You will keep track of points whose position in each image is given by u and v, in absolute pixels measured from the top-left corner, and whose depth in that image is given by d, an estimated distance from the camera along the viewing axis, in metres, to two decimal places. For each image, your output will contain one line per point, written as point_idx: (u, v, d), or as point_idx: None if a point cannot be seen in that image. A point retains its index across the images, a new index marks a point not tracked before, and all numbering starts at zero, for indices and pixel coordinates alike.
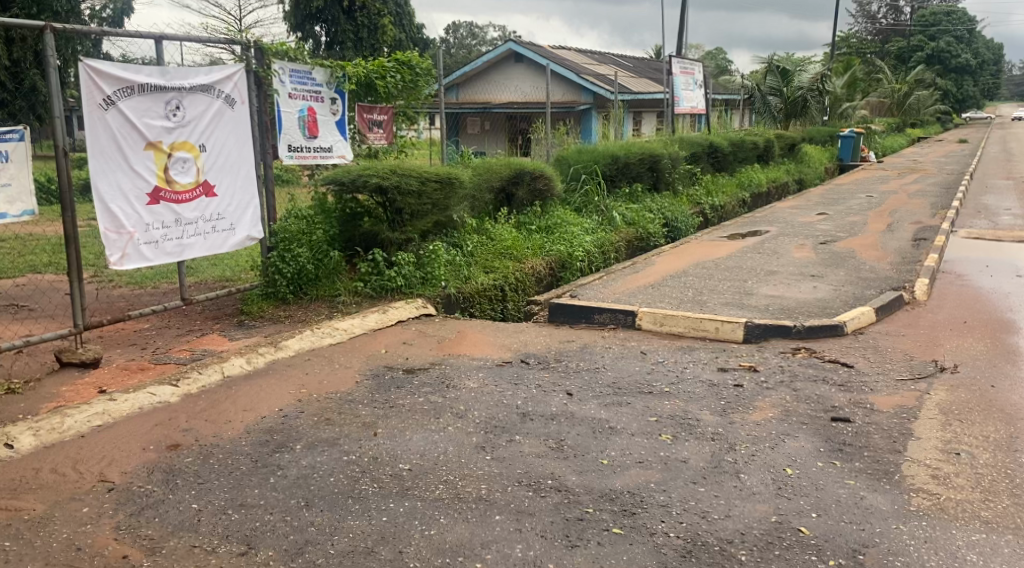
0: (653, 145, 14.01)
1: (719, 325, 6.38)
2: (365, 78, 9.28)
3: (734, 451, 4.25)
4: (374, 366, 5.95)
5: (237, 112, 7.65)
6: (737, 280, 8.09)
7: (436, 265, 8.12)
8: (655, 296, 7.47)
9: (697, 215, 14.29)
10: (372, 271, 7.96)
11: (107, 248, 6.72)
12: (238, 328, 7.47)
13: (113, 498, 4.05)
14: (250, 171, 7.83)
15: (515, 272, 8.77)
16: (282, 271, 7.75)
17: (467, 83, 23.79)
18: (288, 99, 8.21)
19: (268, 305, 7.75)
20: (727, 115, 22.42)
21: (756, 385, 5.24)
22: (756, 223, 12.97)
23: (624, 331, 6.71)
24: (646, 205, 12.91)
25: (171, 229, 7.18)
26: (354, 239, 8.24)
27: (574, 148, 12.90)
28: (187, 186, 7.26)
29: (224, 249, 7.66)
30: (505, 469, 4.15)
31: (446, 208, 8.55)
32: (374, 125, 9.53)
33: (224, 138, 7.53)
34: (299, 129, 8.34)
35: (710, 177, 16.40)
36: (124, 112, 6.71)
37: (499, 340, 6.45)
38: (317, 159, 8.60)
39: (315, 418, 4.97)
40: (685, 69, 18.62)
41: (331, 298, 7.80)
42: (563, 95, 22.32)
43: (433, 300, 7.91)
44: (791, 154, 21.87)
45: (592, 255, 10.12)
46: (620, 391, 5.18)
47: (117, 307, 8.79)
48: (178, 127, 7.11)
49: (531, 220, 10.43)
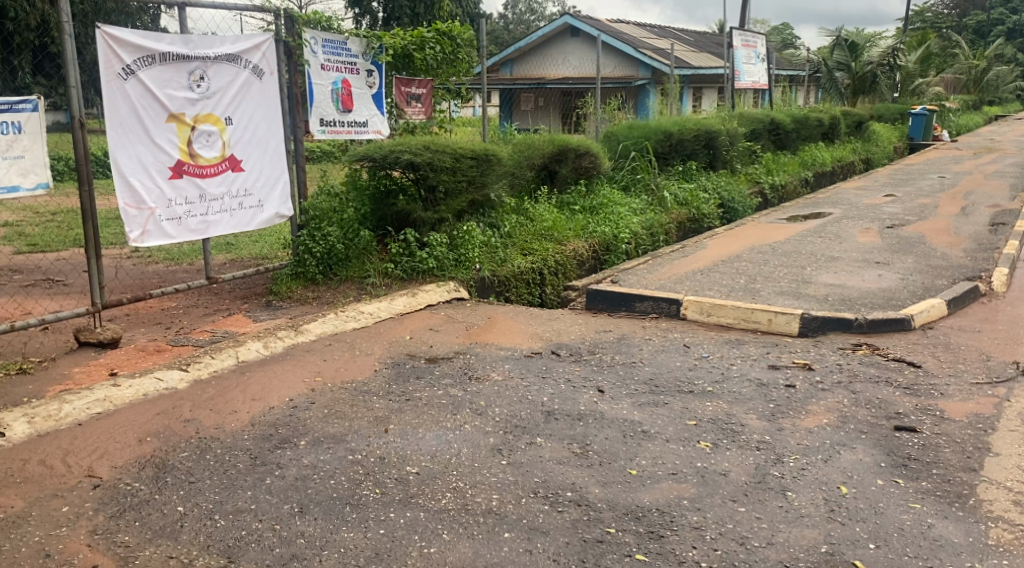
0: (709, 121, 13.36)
1: (771, 317, 5.88)
2: (403, 49, 8.93)
3: (781, 464, 3.77)
4: (397, 354, 5.61)
5: (265, 84, 7.35)
6: (794, 266, 7.53)
7: (470, 246, 7.75)
8: (704, 283, 6.98)
9: (756, 195, 13.63)
10: (403, 252, 7.59)
11: (127, 224, 6.46)
12: (264, 309, 7.18)
13: (97, 497, 3.75)
14: (279, 146, 7.54)
15: (553, 253, 8.37)
16: (311, 250, 7.53)
17: (522, 59, 23.28)
18: (320, 71, 7.87)
19: (295, 284, 7.49)
20: (792, 91, 21.50)
21: (811, 385, 4.74)
22: (818, 205, 12.29)
23: (667, 321, 6.28)
24: (701, 184, 12.31)
25: (195, 205, 6.91)
26: (386, 219, 7.88)
27: (626, 124, 12.37)
28: (212, 160, 6.99)
29: (252, 226, 7.38)
30: (521, 477, 3.73)
31: (483, 185, 8.19)
32: (412, 98, 9.17)
33: (251, 111, 7.24)
34: (333, 103, 8.01)
35: (770, 156, 15.68)
36: (144, 82, 6.44)
37: (531, 328, 6.11)
38: (352, 134, 8.27)
39: (325, 411, 4.62)
40: (747, 42, 17.83)
41: (360, 278, 7.45)
42: (619, 70, 21.69)
43: (466, 283, 7.53)
44: (858, 132, 20.89)
45: (639, 237, 9.66)
46: (657, 390, 4.75)
47: (149, 285, 8.60)
48: (201, 98, 6.84)
49: (575, 200, 9.97)
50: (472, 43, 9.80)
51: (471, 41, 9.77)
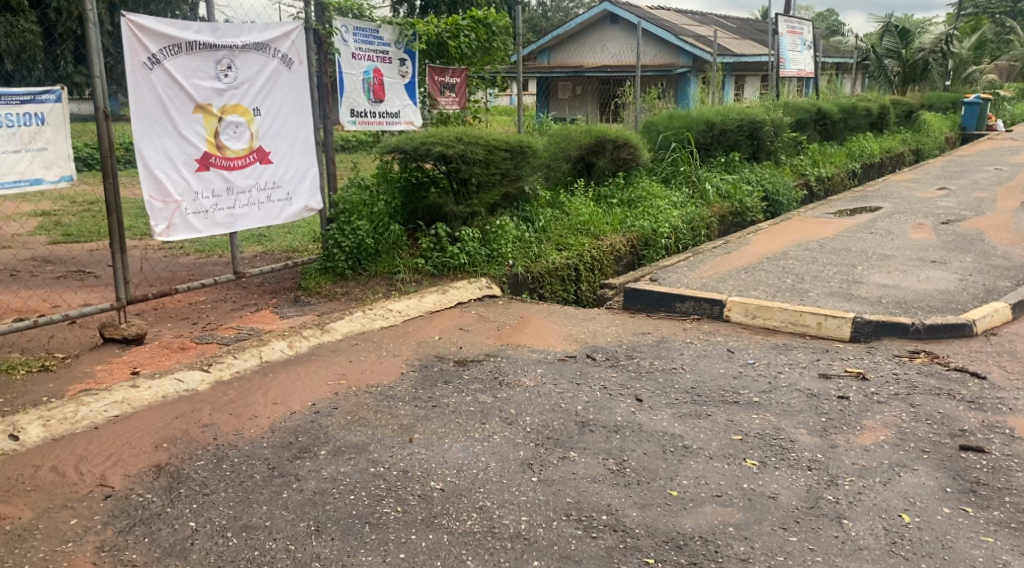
0: (753, 111, 12.95)
1: (821, 321, 5.64)
2: (437, 37, 8.71)
3: (835, 487, 3.51)
4: (427, 355, 5.41)
5: (295, 73, 7.17)
6: (843, 264, 7.22)
7: (503, 241, 7.53)
8: (748, 283, 6.71)
9: (801, 187, 13.21)
10: (434, 247, 7.41)
11: (152, 218, 6.31)
12: (292, 306, 7.00)
13: (108, 509, 3.56)
14: (308, 137, 7.35)
15: (590, 249, 8.10)
16: (340, 244, 7.36)
17: (560, 47, 22.94)
18: (351, 59, 7.67)
19: (324, 280, 7.34)
20: (838, 80, 20.94)
21: (865, 397, 4.46)
22: (867, 198, 11.85)
23: (710, 323, 6.06)
24: (744, 175, 11.93)
25: (222, 198, 6.74)
26: (417, 213, 7.70)
27: (666, 114, 12.05)
28: (239, 152, 6.81)
29: (280, 220, 7.20)
30: (552, 497, 3.50)
31: (517, 177, 7.95)
32: (446, 88, 8.94)
33: (279, 102, 7.06)
34: (364, 92, 7.82)
35: (816, 147, 15.22)
36: (170, 72, 6.27)
37: (566, 330, 5.94)
38: (384, 125, 8.09)
39: (349, 417, 4.40)
40: (793, 29, 17.33)
41: (390, 274, 7.27)
42: (659, 58, 21.27)
43: (499, 280, 7.31)
44: (908, 122, 20.29)
45: (679, 231, 9.34)
46: (700, 400, 4.51)
47: (179, 278, 8.45)
48: (229, 88, 6.66)
49: (613, 193, 9.68)
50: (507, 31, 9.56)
51: (507, 29, 9.52)
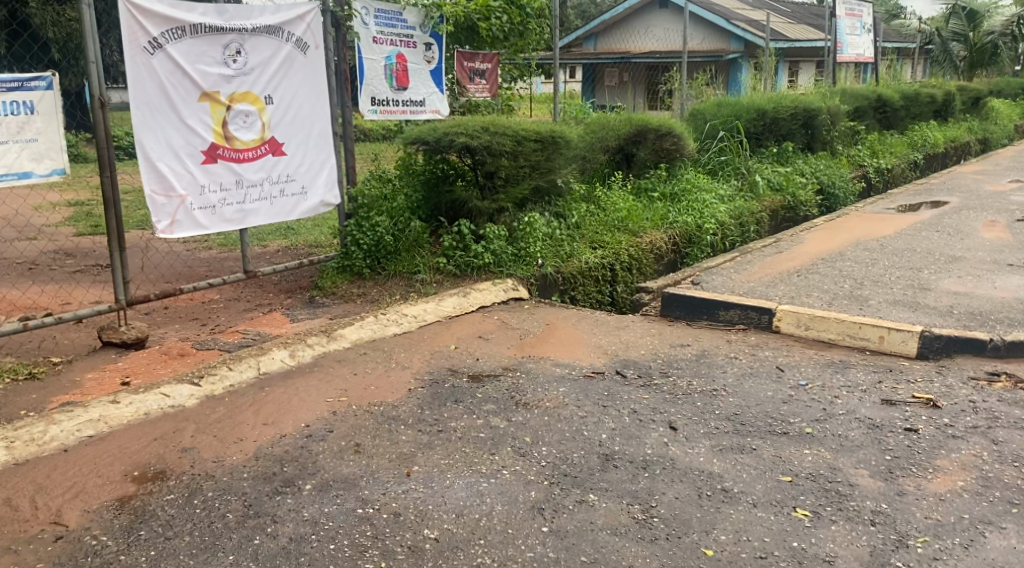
0: (808, 99, 12.22)
1: (883, 334, 5.10)
2: (466, 19, 8.22)
3: (905, 550, 2.98)
4: (441, 368, 4.93)
5: (310, 59, 6.71)
6: (908, 268, 6.66)
7: (531, 240, 7.05)
8: (800, 289, 6.17)
9: (859, 179, 12.46)
10: (456, 245, 6.94)
11: (154, 214, 5.87)
12: (304, 308, 6.55)
13: (56, 555, 3.11)
14: (325, 127, 6.89)
15: (626, 248, 7.61)
16: (358, 241, 6.95)
17: (606, 32, 22.33)
18: (372, 44, 7.22)
19: (341, 279, 6.94)
20: (900, 66, 20.02)
21: (937, 430, 3.89)
22: (932, 192, 11.09)
23: (757, 334, 5.53)
24: (798, 167, 11.23)
25: (230, 193, 6.30)
26: (440, 208, 7.24)
27: (714, 102, 11.38)
28: (250, 143, 6.36)
29: (294, 216, 6.75)
30: (563, 554, 3.02)
31: (549, 170, 7.44)
32: (476, 74, 8.48)
33: (293, 89, 6.60)
34: (385, 80, 7.38)
35: (875, 136, 14.42)
36: (173, 57, 5.82)
37: (596, 341, 5.47)
38: (407, 114, 7.68)
39: (343, 443, 3.91)
40: (852, 11, 16.52)
41: (410, 274, 6.82)
42: (708, 44, 20.54)
43: (526, 281, 6.82)
44: (974, 110, 19.28)
45: (725, 228, 8.75)
46: (743, 430, 3.97)
47: (195, 275, 8.04)
48: (238, 75, 6.21)
49: (655, 185, 9.09)
50: (542, 14, 9.15)
51: (540, 11, 9.07)
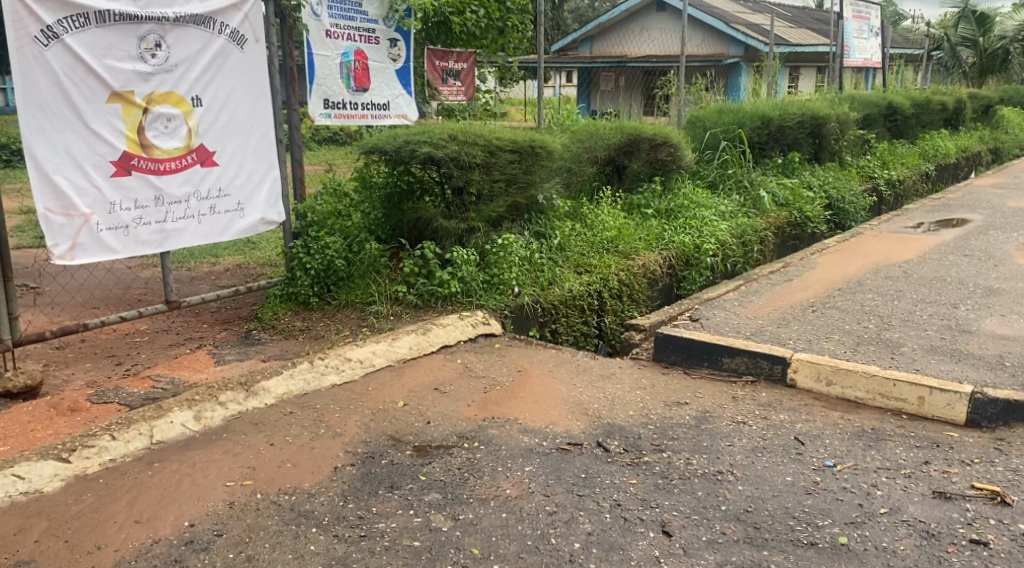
0: (816, 105, 11.36)
1: (924, 394, 4.21)
2: (437, 13, 7.32)
3: None
4: (381, 435, 3.99)
5: (248, 54, 5.77)
6: (941, 303, 5.78)
7: (506, 264, 6.11)
8: (819, 330, 5.26)
9: (870, 193, 11.54)
10: (419, 271, 5.99)
11: (49, 236, 4.92)
12: (235, 347, 5.60)
13: None
14: (266, 133, 5.95)
15: (616, 272, 6.71)
16: (305, 265, 6.00)
17: (602, 36, 21.39)
18: (324, 39, 6.28)
19: (284, 309, 5.99)
20: (907, 71, 19.22)
21: (1012, 543, 3.03)
22: (950, 207, 10.24)
23: (770, 388, 4.61)
24: (805, 179, 10.34)
25: (148, 210, 5.36)
26: (401, 228, 6.30)
27: (714, 108, 10.48)
28: (172, 152, 5.42)
29: (227, 236, 5.81)
30: None
31: (528, 184, 6.52)
32: (450, 75, 7.57)
33: (227, 89, 5.66)
34: (342, 79, 6.46)
35: (886, 146, 13.52)
36: (75, 49, 4.88)
37: (576, 394, 4.55)
38: (368, 118, 6.75)
39: (230, 556, 3.03)
40: (858, 13, 15.80)
41: (363, 304, 5.87)
42: (708, 48, 19.64)
43: (499, 313, 5.90)
44: (984, 118, 18.53)
45: (727, 248, 7.84)
46: (759, 539, 3.07)
47: (125, 297, 7.04)
48: (157, 72, 5.27)
49: (648, 202, 8.19)
50: (526, 10, 8.28)
51: (523, 6, 8.15)
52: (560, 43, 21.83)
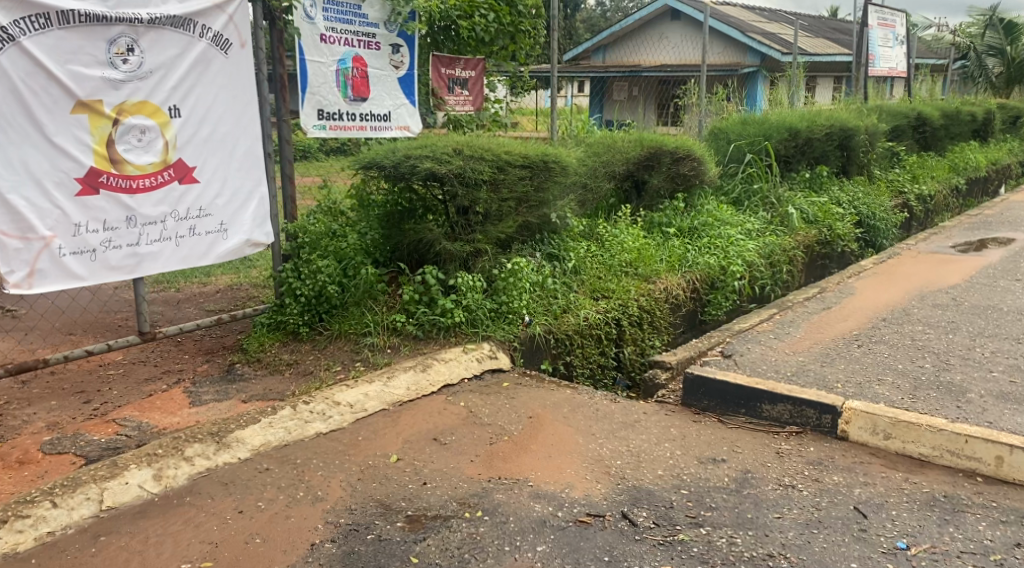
0: (844, 116, 10.79)
1: (1002, 454, 3.66)
2: (444, 17, 6.80)
3: None
4: (370, 499, 3.45)
5: (233, 60, 5.22)
6: (1001, 337, 5.21)
7: (516, 290, 5.55)
8: (868, 370, 4.70)
9: (902, 209, 10.93)
10: (419, 298, 5.43)
11: (3, 262, 4.39)
12: (215, 384, 5.01)
13: None
14: (252, 147, 5.40)
15: (636, 297, 6.14)
16: (294, 292, 5.43)
17: (617, 44, 20.80)
18: (318, 43, 5.74)
19: (272, 339, 5.41)
20: (932, 81, 18.64)
21: None
22: (990, 227, 9.65)
23: (817, 441, 4.05)
24: (834, 195, 9.75)
25: (118, 232, 4.81)
26: (400, 251, 5.74)
27: (738, 118, 9.90)
28: (146, 167, 4.87)
29: (208, 259, 5.25)
30: None
31: (540, 202, 5.96)
32: (457, 83, 7.04)
33: (209, 98, 5.11)
34: (339, 88, 5.91)
35: (915, 158, 12.91)
36: (34, 54, 4.36)
37: (597, 446, 3.98)
38: (367, 131, 6.20)
39: None
40: (883, 21, 15.25)
41: (357, 335, 5.29)
42: (726, 57, 19.03)
43: (507, 345, 5.33)
44: (1012, 129, 17.94)
45: (755, 269, 7.26)
46: None
47: (103, 320, 6.48)
48: (130, 79, 4.73)
49: (670, 220, 7.61)
50: (539, 14, 7.73)
51: (537, 9, 7.59)
52: (574, 52, 21.22)
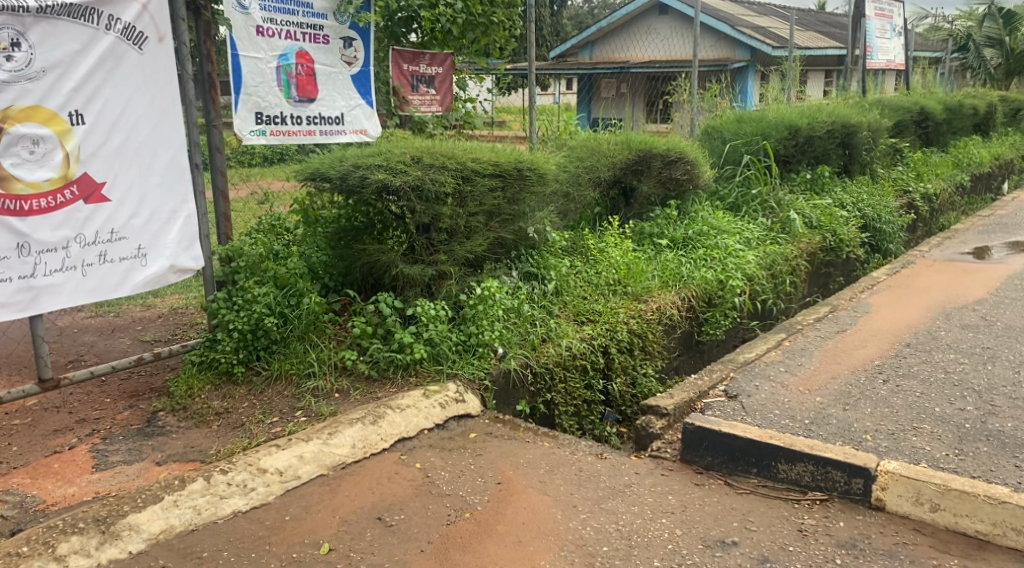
0: (845, 111, 10.09)
1: None
2: (406, 8, 6.05)
3: None
4: None
5: (150, 56, 4.42)
6: None
7: (485, 320, 4.81)
8: (899, 415, 3.98)
9: (908, 209, 10.22)
10: (374, 331, 4.67)
11: None
12: (129, 441, 4.18)
13: None
14: (176, 157, 4.58)
15: (625, 319, 5.34)
16: (228, 326, 4.63)
17: (604, 40, 20.04)
18: (253, 37, 4.97)
19: (201, 382, 4.58)
20: (930, 74, 17.98)
21: None
22: (1006, 230, 8.96)
23: (847, 512, 3.33)
24: (837, 196, 9.03)
25: (6, 262, 4.03)
26: (353, 275, 5.00)
27: (732, 116, 9.17)
28: (41, 185, 4.08)
29: (124, 291, 4.44)
30: None
31: (514, 215, 5.21)
32: (421, 81, 6.28)
33: (120, 102, 4.30)
34: (281, 87, 5.14)
35: (918, 155, 12.22)
36: None
37: (579, 527, 3.26)
38: (317, 136, 5.42)
39: None
40: (881, 11, 14.57)
41: (300, 377, 4.54)
42: (716, 52, 18.31)
43: (476, 385, 4.58)
44: (1013, 122, 17.30)
45: (757, 282, 6.51)
46: None
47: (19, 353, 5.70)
48: (16, 80, 3.94)
49: (661, 229, 6.88)
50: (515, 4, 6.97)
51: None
52: (560, 50, 20.45)
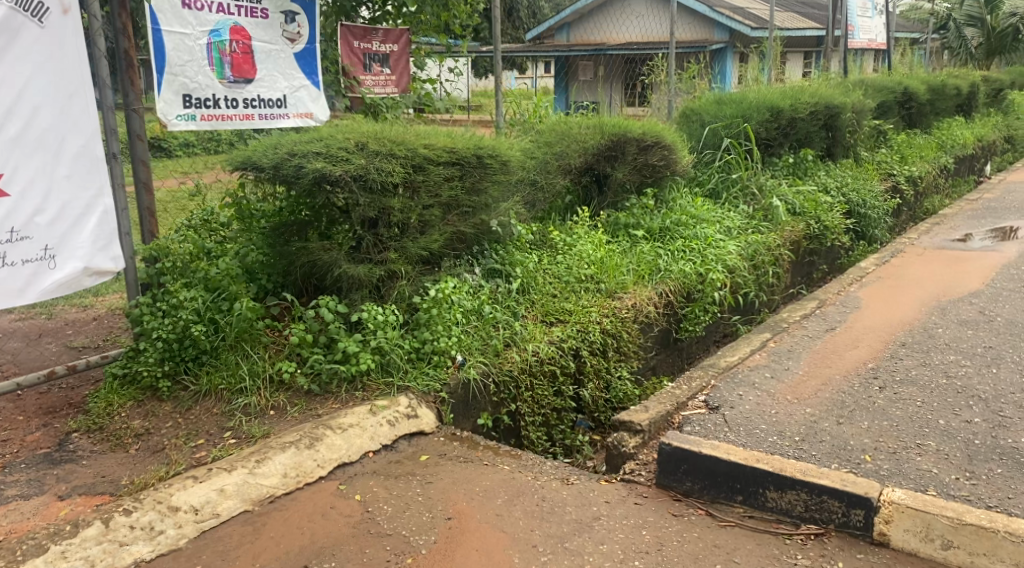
0: (828, 92, 9.66)
1: None
2: None
3: None
4: None
5: (53, 31, 3.88)
6: None
7: (441, 324, 4.34)
8: (899, 430, 3.55)
9: (893, 193, 9.82)
10: (315, 339, 4.19)
11: None
12: (34, 468, 3.66)
13: None
14: (89, 145, 4.05)
15: (598, 319, 4.88)
16: (151, 336, 4.12)
17: (580, 22, 19.52)
18: (180, 10, 4.45)
19: (122, 398, 4.08)
20: (912, 53, 17.61)
21: None
22: (997, 215, 8.57)
23: (845, 550, 2.90)
24: (821, 181, 8.61)
25: None
26: (293, 277, 4.51)
27: (711, 97, 8.71)
28: None
29: (28, 297, 3.93)
30: None
31: (474, 206, 4.74)
32: (374, 60, 5.78)
33: (18, 83, 3.77)
34: (213, 67, 4.62)
35: (902, 137, 11.83)
36: None
37: None
38: (256, 121, 4.90)
39: None
40: None
41: (231, 392, 4.05)
42: (694, 33, 17.85)
43: (431, 398, 4.12)
44: (995, 102, 16.98)
45: (739, 275, 6.07)
46: None
47: None
48: None
49: (636, 219, 6.42)
50: None
51: None
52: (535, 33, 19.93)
